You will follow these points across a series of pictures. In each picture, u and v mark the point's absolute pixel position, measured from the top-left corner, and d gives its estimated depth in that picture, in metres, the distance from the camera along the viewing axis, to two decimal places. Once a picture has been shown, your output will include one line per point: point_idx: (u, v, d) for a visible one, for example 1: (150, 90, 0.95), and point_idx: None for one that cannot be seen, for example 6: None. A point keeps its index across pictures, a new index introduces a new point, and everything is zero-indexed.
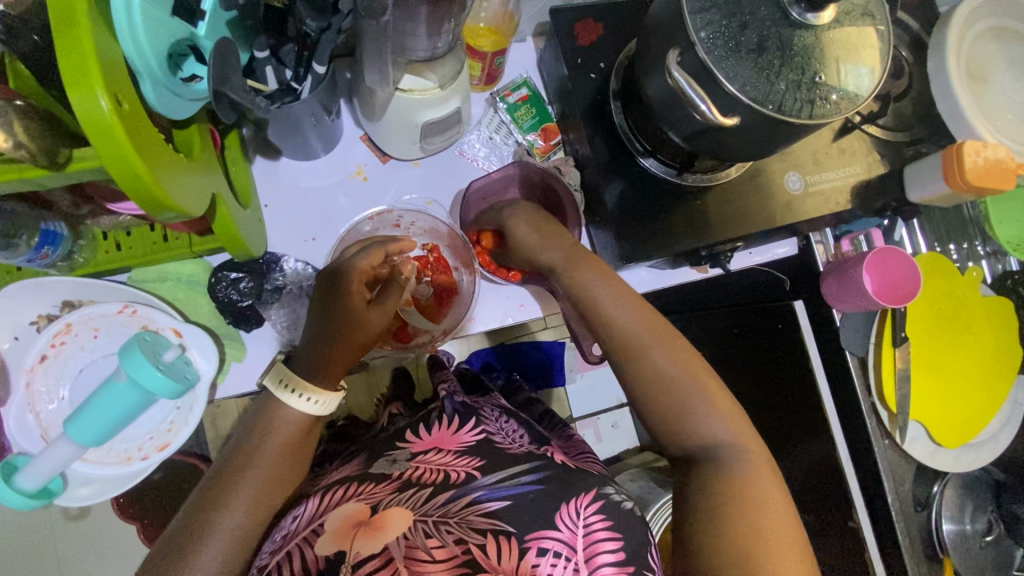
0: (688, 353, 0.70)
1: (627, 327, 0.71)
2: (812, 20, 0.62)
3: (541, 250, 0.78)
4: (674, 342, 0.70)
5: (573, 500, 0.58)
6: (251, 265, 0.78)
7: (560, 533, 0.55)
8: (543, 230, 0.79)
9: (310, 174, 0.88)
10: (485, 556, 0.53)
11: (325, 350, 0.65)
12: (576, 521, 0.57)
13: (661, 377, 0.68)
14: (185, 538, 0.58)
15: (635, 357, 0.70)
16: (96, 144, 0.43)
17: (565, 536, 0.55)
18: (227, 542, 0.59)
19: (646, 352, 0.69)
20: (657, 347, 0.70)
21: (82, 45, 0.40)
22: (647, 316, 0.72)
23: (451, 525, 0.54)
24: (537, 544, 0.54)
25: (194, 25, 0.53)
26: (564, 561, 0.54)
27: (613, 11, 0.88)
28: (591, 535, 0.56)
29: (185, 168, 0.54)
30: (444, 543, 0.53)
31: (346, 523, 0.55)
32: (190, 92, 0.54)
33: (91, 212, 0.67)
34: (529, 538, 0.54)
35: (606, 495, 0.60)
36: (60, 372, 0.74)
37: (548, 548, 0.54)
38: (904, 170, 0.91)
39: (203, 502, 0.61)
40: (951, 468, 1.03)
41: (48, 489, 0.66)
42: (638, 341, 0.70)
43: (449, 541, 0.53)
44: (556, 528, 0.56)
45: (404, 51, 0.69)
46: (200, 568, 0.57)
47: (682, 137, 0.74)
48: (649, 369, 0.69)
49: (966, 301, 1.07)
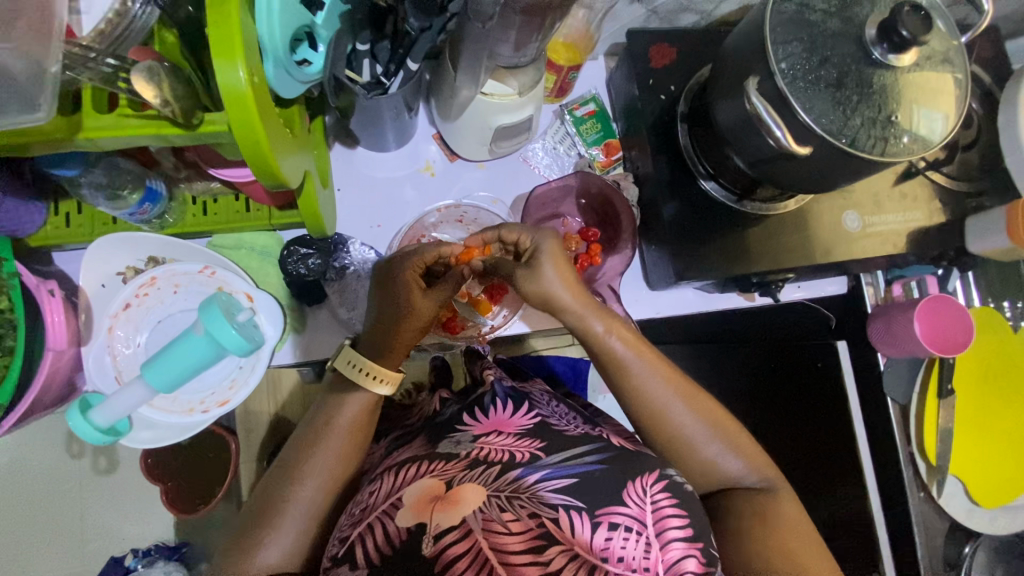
0: (705, 402, 0.67)
1: (647, 384, 0.65)
2: (895, 60, 0.63)
3: (559, 292, 0.67)
4: (696, 397, 0.66)
5: (638, 478, 0.58)
6: (321, 243, 0.82)
7: (629, 509, 0.55)
8: (567, 274, 0.69)
9: (382, 165, 0.93)
10: (559, 528, 0.54)
11: (386, 328, 0.69)
12: (644, 497, 0.56)
13: (670, 421, 0.65)
14: (268, 507, 0.64)
15: (657, 415, 0.65)
16: (229, 113, 0.47)
17: (634, 512, 0.55)
18: (304, 510, 0.64)
19: (666, 410, 0.65)
20: (679, 400, 0.66)
21: (230, 21, 0.45)
22: (667, 372, 0.67)
23: (523, 499, 0.56)
24: (608, 519, 0.54)
25: (313, 14, 0.58)
26: (636, 535, 0.54)
27: (689, 37, 0.91)
28: (659, 510, 0.55)
29: (290, 143, 0.59)
30: (518, 517, 0.55)
31: (424, 496, 0.58)
32: (301, 74, 0.59)
33: (188, 176, 0.74)
34: (600, 513, 0.54)
35: (669, 475, 0.59)
36: (139, 321, 0.79)
37: (619, 523, 0.54)
38: (966, 221, 0.90)
39: (281, 471, 0.66)
40: (986, 530, 1.00)
41: (117, 428, 0.70)
42: (661, 396, 0.65)
43: (523, 515, 0.55)
44: (624, 503, 0.55)
45: (494, 56, 0.73)
46: (284, 528, 0.63)
47: (748, 163, 0.76)
48: (670, 425, 0.65)
49: (1016, 361, 1.04)
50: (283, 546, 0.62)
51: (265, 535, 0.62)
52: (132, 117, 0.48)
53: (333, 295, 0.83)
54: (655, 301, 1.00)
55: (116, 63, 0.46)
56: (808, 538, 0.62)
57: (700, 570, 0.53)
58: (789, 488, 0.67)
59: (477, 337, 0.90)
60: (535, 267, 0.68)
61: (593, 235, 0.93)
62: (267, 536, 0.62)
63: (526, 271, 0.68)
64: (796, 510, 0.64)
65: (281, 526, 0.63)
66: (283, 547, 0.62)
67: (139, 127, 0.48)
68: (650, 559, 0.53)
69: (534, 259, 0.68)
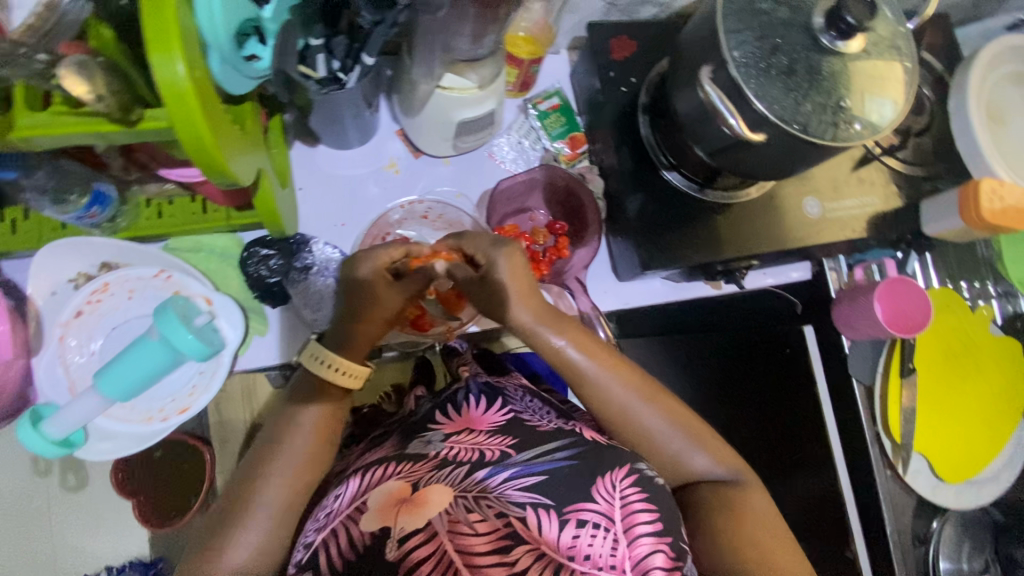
0: (668, 401, 0.67)
1: (608, 391, 0.65)
2: (843, 46, 0.65)
3: (515, 306, 0.67)
4: (657, 397, 0.66)
5: (608, 474, 0.57)
6: (281, 243, 0.82)
7: (597, 505, 0.55)
8: (522, 283, 0.67)
9: (343, 162, 0.91)
10: (525, 528, 0.54)
11: (348, 325, 0.68)
12: (613, 493, 0.56)
13: (636, 423, 0.65)
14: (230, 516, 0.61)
15: (620, 419, 0.65)
16: (169, 109, 0.46)
17: (603, 508, 0.55)
18: (272, 510, 0.62)
19: (629, 413, 0.65)
20: (643, 403, 0.65)
21: (166, 15, 0.44)
22: (627, 375, 0.66)
23: (490, 499, 0.56)
24: (577, 516, 0.54)
25: (258, 7, 0.57)
26: (603, 531, 0.53)
27: (648, 30, 0.91)
28: (627, 506, 0.55)
29: (240, 142, 0.58)
30: (484, 518, 0.54)
31: (390, 499, 0.57)
32: (250, 69, 0.58)
33: (139, 178, 0.70)
34: (568, 510, 0.54)
35: (639, 469, 0.59)
36: (92, 329, 0.77)
37: (587, 520, 0.54)
38: (921, 204, 0.93)
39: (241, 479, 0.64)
40: (953, 505, 1.03)
41: (70, 440, 0.68)
42: (623, 401, 0.65)
43: (490, 515, 0.54)
44: (592, 500, 0.55)
45: (449, 50, 0.72)
46: (244, 537, 0.60)
47: (707, 153, 0.77)
48: (637, 426, 0.65)
49: (975, 340, 1.07)
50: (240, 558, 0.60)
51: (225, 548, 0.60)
52: (67, 114, 0.47)
53: (296, 296, 0.81)
54: (624, 292, 1.00)
55: (47, 58, 0.46)
56: (775, 528, 0.62)
57: (668, 564, 0.52)
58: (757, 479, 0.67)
59: (445, 333, 0.89)
60: (491, 282, 0.67)
61: (560, 228, 0.93)
62: (225, 549, 0.60)
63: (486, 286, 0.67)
64: (765, 498, 0.65)
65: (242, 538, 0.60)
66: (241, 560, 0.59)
67: (74, 125, 0.47)
68: (616, 556, 0.52)
69: (490, 272, 0.66)
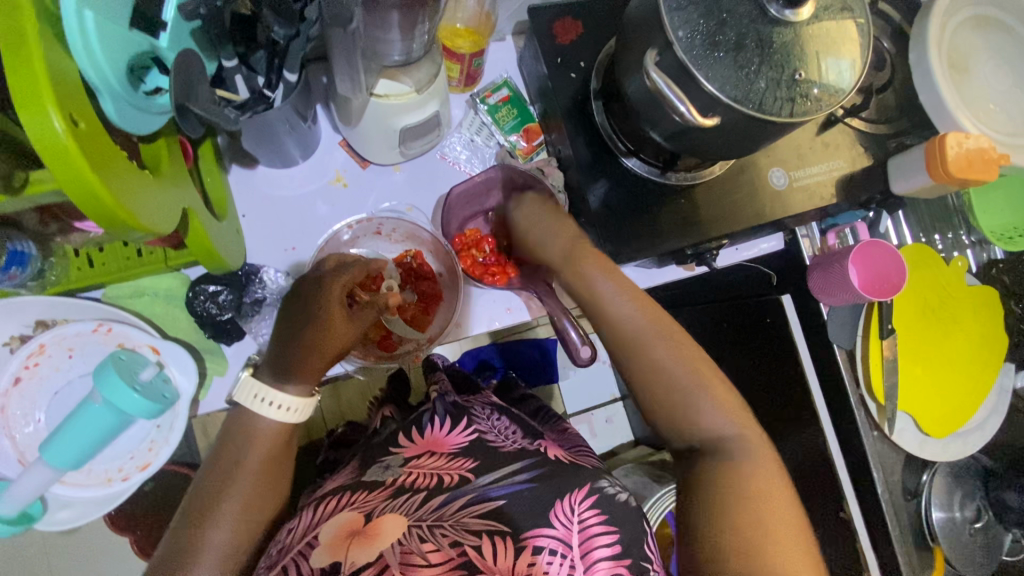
0: (691, 348, 0.70)
1: (627, 322, 0.71)
2: (791, 16, 0.61)
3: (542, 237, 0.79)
4: (679, 340, 0.70)
5: (568, 495, 0.57)
6: (229, 277, 0.77)
7: (555, 531, 0.55)
8: (549, 218, 0.81)
9: (289, 182, 0.86)
10: (481, 557, 0.52)
11: (298, 350, 0.62)
12: (571, 517, 0.56)
13: (653, 358, 0.69)
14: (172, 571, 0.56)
15: (636, 352, 0.70)
16: (53, 168, 0.41)
17: (560, 533, 0.55)
18: (219, 559, 0.57)
19: (647, 346, 0.70)
20: (662, 345, 0.70)
21: (33, 67, 0.39)
22: (650, 310, 0.72)
23: (446, 527, 0.54)
24: (533, 543, 0.53)
25: (156, 37, 0.52)
26: (560, 557, 0.53)
27: (593, 8, 0.87)
28: (586, 531, 0.55)
29: (154, 187, 0.53)
30: (439, 547, 0.53)
31: (340, 532, 0.54)
32: (153, 106, 0.53)
33: (60, 229, 0.64)
34: (525, 536, 0.54)
35: (600, 488, 0.59)
36: (35, 395, 0.73)
37: (544, 546, 0.53)
38: (887, 163, 0.91)
39: (187, 519, 0.59)
40: (940, 457, 1.04)
41: (29, 514, 0.67)
42: (661, 360, 0.69)
43: (444, 544, 0.53)
44: (549, 525, 0.55)
45: (376, 56, 0.68)
46: None
47: (664, 137, 0.73)
48: (652, 366, 0.69)
49: (954, 292, 1.07)
50: None
51: None
52: None
53: (253, 330, 0.78)
54: None
55: None
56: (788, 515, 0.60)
57: None
58: (756, 460, 0.64)
59: (413, 354, 0.83)
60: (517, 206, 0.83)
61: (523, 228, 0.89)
62: None
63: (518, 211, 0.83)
64: (775, 477, 0.63)
65: None
66: None
67: None
68: None
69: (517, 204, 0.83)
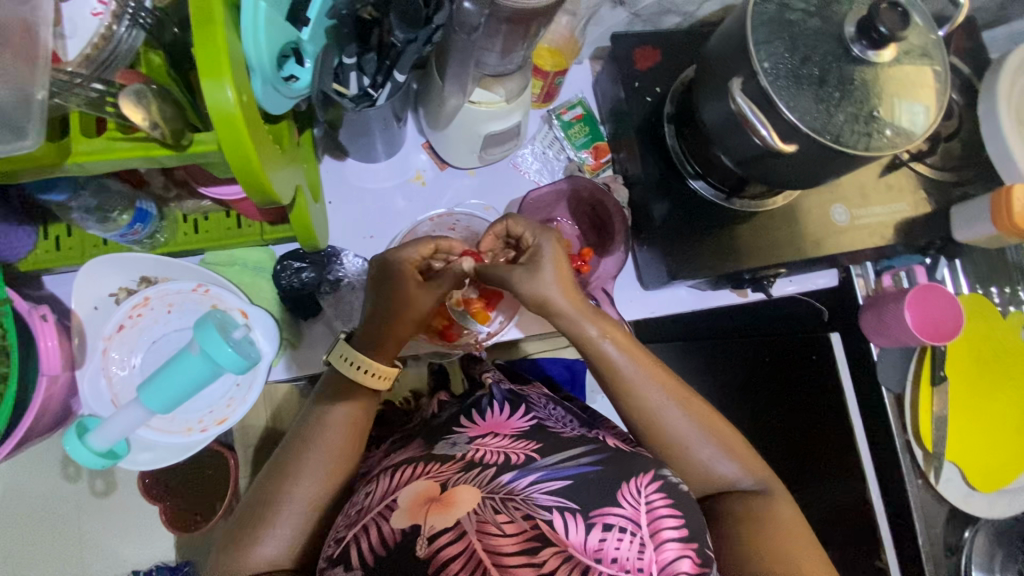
0: (699, 407, 0.70)
1: (644, 392, 0.69)
2: (873, 56, 0.65)
3: (554, 295, 0.69)
4: (689, 400, 0.70)
5: (632, 479, 0.59)
6: (312, 256, 0.82)
7: (623, 509, 0.56)
8: (563, 278, 0.70)
9: (370, 176, 0.93)
10: (552, 529, 0.55)
11: (382, 322, 0.71)
12: (638, 498, 0.57)
13: (664, 420, 0.68)
14: (266, 507, 0.65)
15: (650, 418, 0.69)
16: (218, 134, 0.47)
17: (629, 513, 0.56)
18: (302, 504, 0.65)
19: (660, 415, 0.69)
20: (674, 409, 0.69)
21: (216, 42, 0.45)
22: (662, 376, 0.70)
23: (517, 501, 0.57)
24: (602, 520, 0.55)
25: (298, 30, 0.58)
26: (629, 536, 0.55)
27: (672, 39, 0.92)
28: (653, 512, 0.56)
29: (279, 159, 0.59)
30: (513, 519, 0.56)
31: (419, 498, 0.59)
32: (288, 90, 0.59)
33: (178, 196, 0.74)
34: (594, 514, 0.56)
35: (664, 476, 0.60)
36: (133, 343, 0.80)
37: (613, 524, 0.55)
38: (950, 211, 0.92)
39: (276, 471, 0.67)
40: (986, 514, 1.02)
41: (114, 451, 0.71)
42: (657, 403, 0.69)
43: (518, 517, 0.56)
44: (618, 504, 0.56)
45: (480, 66, 0.72)
46: (277, 532, 0.64)
47: (736, 162, 0.77)
48: (665, 429, 0.69)
49: (1007, 346, 1.06)
50: (275, 549, 0.64)
51: (267, 533, 0.64)
52: (121, 140, 0.50)
53: (328, 307, 0.83)
54: (650, 300, 1.00)
55: (102, 87, 0.48)
56: (798, 541, 0.64)
57: (694, 570, 0.54)
58: (783, 489, 0.70)
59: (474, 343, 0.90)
60: (534, 267, 0.70)
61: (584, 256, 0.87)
62: (260, 545, 0.63)
63: (528, 271, 0.70)
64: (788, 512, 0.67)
65: (273, 535, 0.64)
66: (277, 551, 0.63)
67: (129, 150, 0.50)
68: (644, 559, 0.54)
69: (537, 248, 0.71)
